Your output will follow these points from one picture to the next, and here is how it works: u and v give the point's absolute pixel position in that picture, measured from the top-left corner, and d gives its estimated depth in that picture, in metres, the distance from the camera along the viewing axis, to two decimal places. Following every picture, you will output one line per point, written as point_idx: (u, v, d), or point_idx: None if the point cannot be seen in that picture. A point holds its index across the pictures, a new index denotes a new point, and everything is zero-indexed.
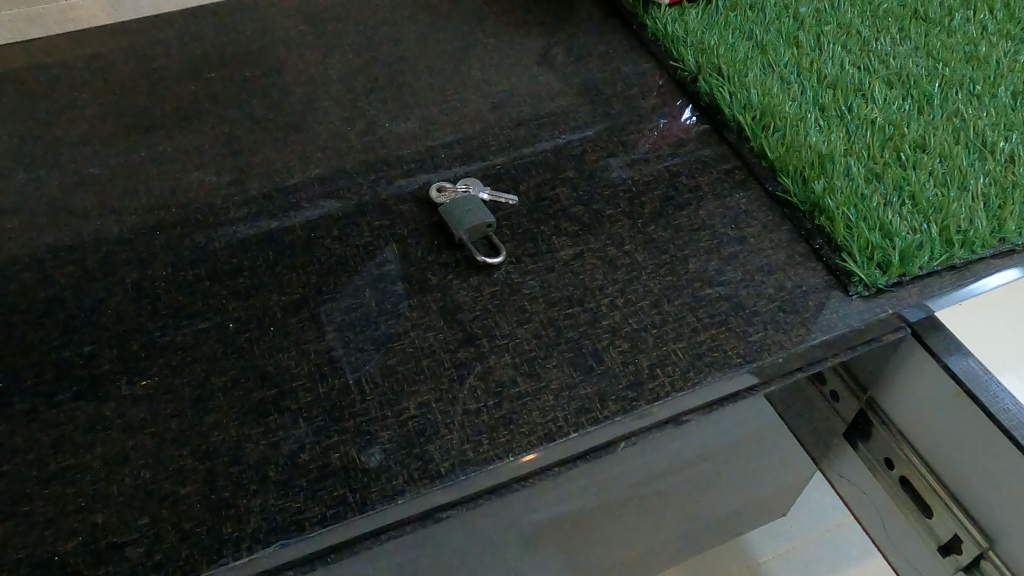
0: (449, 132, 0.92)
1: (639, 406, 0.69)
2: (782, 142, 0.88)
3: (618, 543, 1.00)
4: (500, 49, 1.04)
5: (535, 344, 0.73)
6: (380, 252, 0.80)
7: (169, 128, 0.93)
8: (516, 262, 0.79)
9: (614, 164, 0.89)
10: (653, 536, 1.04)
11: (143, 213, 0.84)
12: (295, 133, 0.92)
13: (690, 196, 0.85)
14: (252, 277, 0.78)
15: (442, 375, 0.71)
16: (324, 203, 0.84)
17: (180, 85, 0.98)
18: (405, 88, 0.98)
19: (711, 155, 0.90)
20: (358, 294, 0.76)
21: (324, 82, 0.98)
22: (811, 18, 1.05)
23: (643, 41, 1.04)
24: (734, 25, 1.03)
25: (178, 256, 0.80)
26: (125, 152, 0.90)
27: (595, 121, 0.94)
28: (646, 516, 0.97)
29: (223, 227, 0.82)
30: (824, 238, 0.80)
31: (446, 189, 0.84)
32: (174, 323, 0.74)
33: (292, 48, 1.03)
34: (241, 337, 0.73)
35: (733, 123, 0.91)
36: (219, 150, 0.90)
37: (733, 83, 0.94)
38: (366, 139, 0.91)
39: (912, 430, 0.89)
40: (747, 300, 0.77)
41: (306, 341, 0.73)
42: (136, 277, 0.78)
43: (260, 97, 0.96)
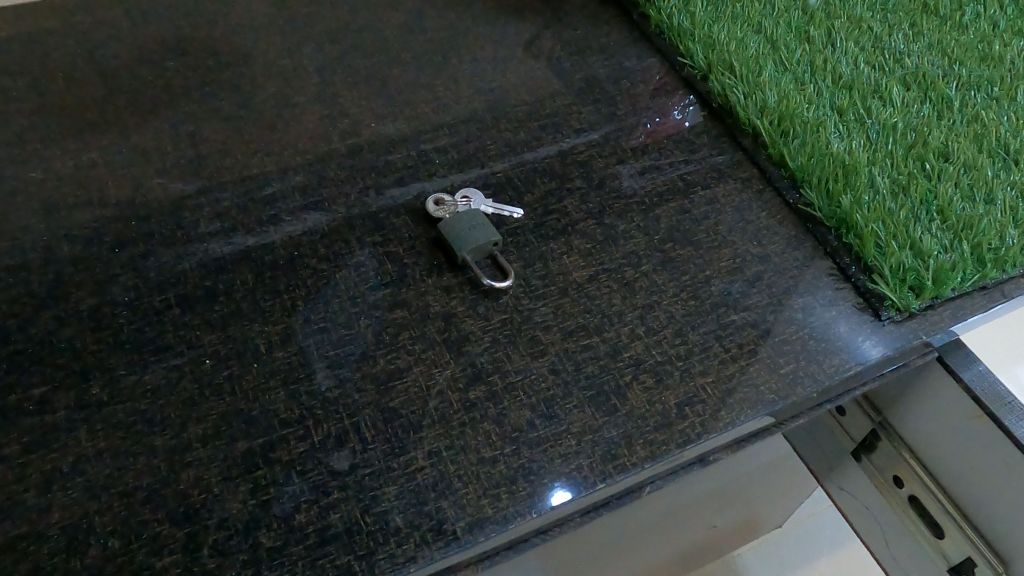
0: (443, 134, 0.84)
1: (670, 450, 0.63)
2: (803, 150, 0.82)
3: (642, 549, 0.89)
4: (492, 38, 0.95)
5: (552, 381, 0.66)
6: (375, 274, 0.72)
7: (124, 126, 0.82)
8: (525, 286, 0.72)
9: (624, 172, 0.82)
10: (673, 546, 0.97)
11: (98, 227, 0.74)
12: (270, 135, 0.83)
13: (706, 208, 0.79)
14: (230, 304, 0.69)
15: (452, 419, 0.63)
16: (307, 216, 0.76)
17: (134, 74, 0.87)
18: (391, 82, 0.89)
19: (726, 161, 0.83)
20: (352, 324, 0.68)
21: (299, 75, 0.89)
22: (821, 11, 0.98)
23: (645, 33, 0.96)
24: (742, 17, 0.96)
25: (142, 278, 0.70)
26: (74, 153, 0.79)
27: (600, 123, 0.86)
28: (677, 529, 0.89)
29: (193, 244, 0.73)
30: (852, 257, 0.75)
31: (445, 201, 0.77)
32: (142, 359, 0.65)
33: (260, 34, 0.93)
34: (221, 376, 0.65)
35: (749, 127, 0.85)
36: (183, 152, 0.80)
37: (747, 83, 0.88)
38: (351, 142, 0.82)
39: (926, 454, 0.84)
40: (776, 327, 0.71)
41: (295, 380, 0.65)
42: (94, 303, 0.68)
43: (228, 90, 0.86)
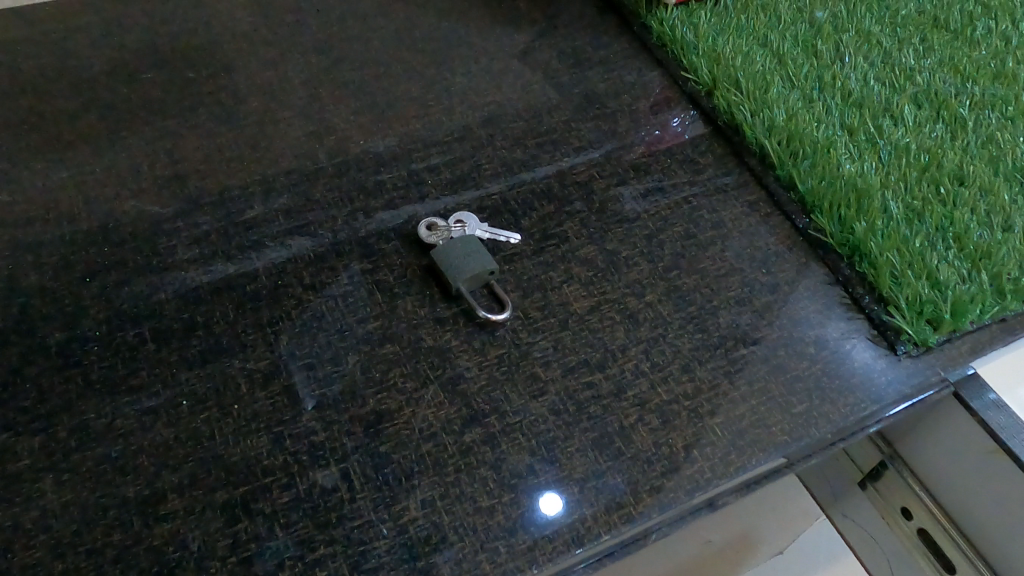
0: (435, 152, 0.80)
1: (678, 498, 0.60)
2: (813, 172, 0.78)
3: None
4: (486, 49, 0.91)
5: (553, 422, 0.62)
6: (364, 305, 0.67)
7: (97, 143, 0.77)
8: (523, 318, 0.68)
9: (626, 194, 0.78)
10: None
11: (68, 254, 0.69)
12: (252, 153, 0.78)
13: (712, 233, 0.76)
14: (209, 339, 0.64)
15: (446, 465, 0.59)
16: (292, 241, 0.71)
17: (109, 87, 0.82)
18: (381, 96, 0.84)
19: (733, 183, 0.80)
20: (339, 360, 0.64)
21: (284, 88, 0.84)
22: (829, 24, 0.94)
23: (647, 45, 0.93)
24: (747, 29, 0.92)
25: (114, 310, 0.66)
26: (43, 174, 0.74)
27: (601, 141, 0.82)
28: None
29: (169, 273, 0.68)
30: (865, 287, 0.72)
31: (438, 226, 0.72)
32: (113, 400, 0.61)
33: (243, 44, 0.88)
34: (199, 419, 0.60)
35: (756, 147, 0.82)
36: (160, 172, 0.76)
37: (754, 100, 0.84)
38: (338, 160, 0.78)
39: (935, 493, 0.73)
40: (787, 363, 0.67)
41: (278, 423, 0.60)
42: (62, 338, 0.64)
43: (208, 104, 0.82)
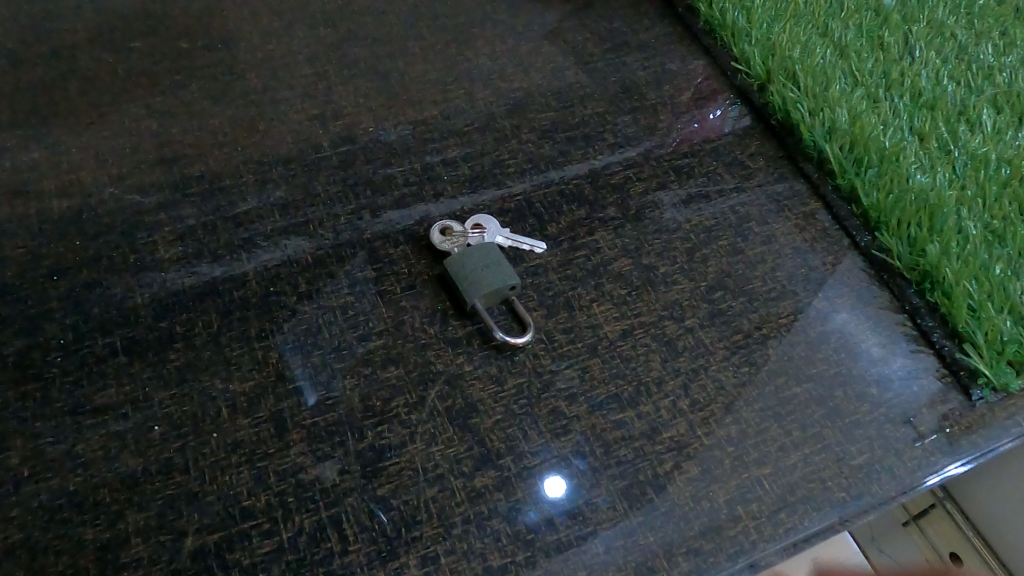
0: (454, 144, 0.71)
1: (718, 564, 0.52)
2: (879, 183, 0.69)
3: None
4: (514, 27, 0.82)
5: (576, 467, 0.54)
6: (366, 320, 0.59)
7: (75, 120, 0.69)
8: (546, 342, 0.59)
9: (666, 200, 0.69)
10: None
11: (34, 247, 0.61)
12: (248, 138, 0.70)
13: (761, 249, 0.67)
14: (188, 353, 0.57)
15: (453, 514, 0.52)
16: (287, 242, 0.63)
17: (93, 56, 0.74)
18: (394, 77, 0.75)
19: (786, 192, 0.71)
20: (335, 384, 0.56)
21: (287, 64, 0.75)
22: (898, 12, 0.84)
23: (693, 30, 0.83)
24: (806, 15, 0.82)
25: (83, 315, 0.58)
26: (12, 152, 0.66)
27: (639, 137, 0.73)
28: None
29: (147, 274, 0.60)
30: (936, 320, 0.63)
31: (452, 231, 0.64)
32: (75, 423, 0.53)
33: (244, 12, 0.79)
34: (171, 448, 0.53)
35: (814, 152, 0.73)
36: (143, 156, 0.67)
37: (813, 98, 0.75)
38: (343, 150, 0.69)
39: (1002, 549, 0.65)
40: (846, 406, 0.59)
41: (262, 457, 0.53)
42: (21, 346, 0.56)
43: (202, 80, 0.73)
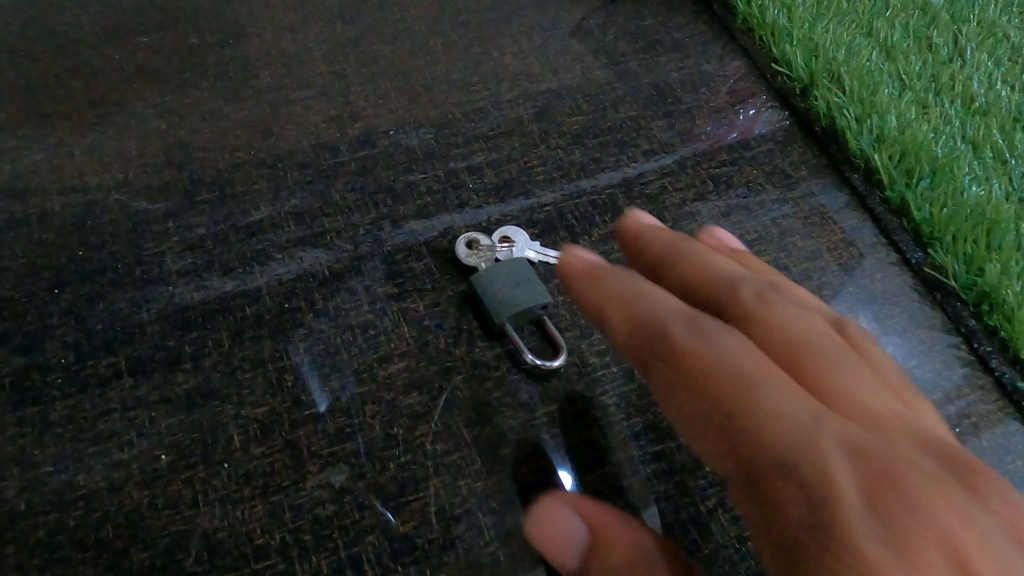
0: (479, 149, 0.67)
1: None
2: (933, 196, 0.65)
3: None
4: (541, 23, 0.77)
5: (614, 503, 0.51)
6: (387, 340, 0.56)
7: (79, 121, 0.65)
8: (580, 365, 0.56)
9: (705, 212, 0.65)
10: None
11: (34, 257, 0.57)
12: (261, 141, 0.66)
13: (805, 266, 0.63)
14: (197, 375, 0.53)
15: (482, 556, 0.48)
16: (303, 253, 0.59)
17: (97, 52, 0.70)
18: (416, 77, 0.71)
19: (831, 204, 0.67)
20: (355, 411, 0.52)
21: (302, 62, 0.71)
22: (947, 11, 0.79)
23: (729, 28, 0.79)
24: (849, 14, 0.78)
25: (86, 332, 0.54)
26: (12, 155, 0.62)
27: (674, 143, 0.69)
28: None
29: (155, 287, 0.57)
30: (995, 345, 0.60)
31: (479, 244, 0.60)
32: (76, 451, 0.49)
33: (257, 6, 0.75)
34: (179, 479, 0.49)
35: (861, 161, 0.69)
36: (151, 160, 0.64)
37: (859, 103, 0.71)
38: (363, 154, 0.65)
39: None
40: None
41: (277, 490, 0.49)
42: (19, 366, 0.52)
43: (213, 78, 0.69)
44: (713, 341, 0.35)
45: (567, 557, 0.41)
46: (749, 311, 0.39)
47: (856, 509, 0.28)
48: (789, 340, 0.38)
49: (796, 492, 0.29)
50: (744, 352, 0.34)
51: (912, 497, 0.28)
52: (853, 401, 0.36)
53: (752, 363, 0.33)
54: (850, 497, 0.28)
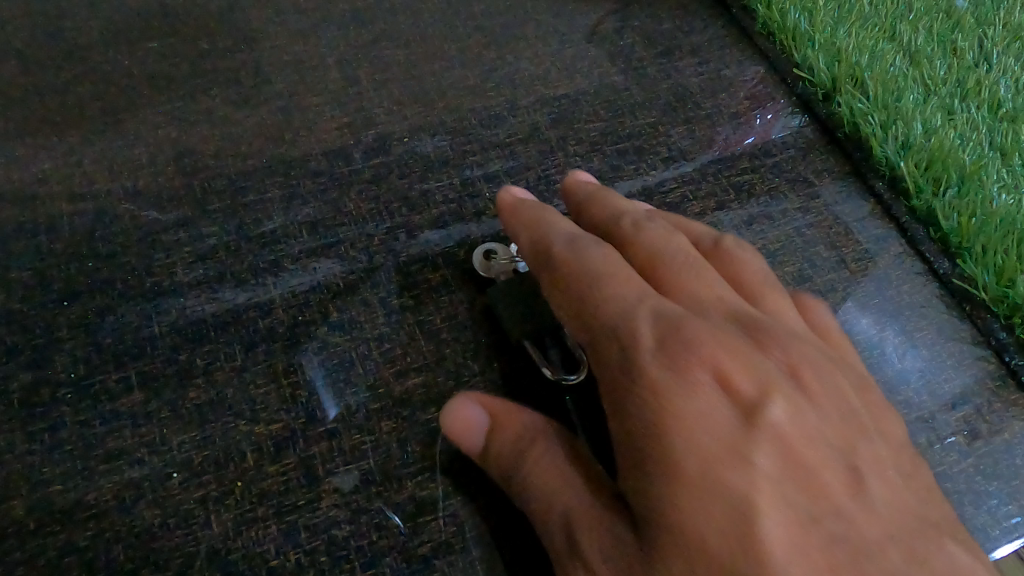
0: (495, 157, 0.66)
1: None
2: (961, 205, 0.65)
3: None
4: (557, 27, 0.76)
5: None
6: (403, 355, 0.54)
7: (88, 128, 0.64)
8: None
9: (726, 221, 0.63)
10: None
11: (42, 269, 0.56)
12: (274, 148, 0.65)
13: (830, 276, 0.62)
14: (210, 390, 0.52)
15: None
16: (316, 264, 0.58)
17: (107, 57, 0.69)
18: (430, 82, 0.70)
19: (854, 212, 0.65)
20: (371, 428, 0.51)
21: (315, 68, 0.70)
22: (971, 14, 0.78)
23: (748, 32, 0.77)
24: (871, 17, 0.76)
25: (96, 345, 0.53)
26: (20, 164, 0.61)
27: (694, 151, 0.68)
28: None
29: (166, 299, 0.56)
30: None
31: (497, 255, 0.59)
32: (86, 469, 0.48)
33: (269, 10, 0.74)
34: (192, 499, 0.48)
35: (886, 169, 0.67)
36: (161, 168, 0.62)
37: (884, 109, 0.70)
38: (377, 162, 0.64)
39: None
40: (932, 456, 0.54)
41: (292, 509, 0.48)
42: (28, 381, 0.51)
43: (224, 85, 0.68)
44: (582, 253, 0.45)
45: (473, 438, 0.46)
46: (626, 233, 0.49)
47: (650, 360, 0.39)
48: (655, 250, 0.47)
49: (616, 352, 0.40)
50: (596, 252, 0.45)
51: (697, 351, 0.39)
52: (701, 296, 0.44)
53: (605, 268, 0.44)
54: (638, 341, 0.40)
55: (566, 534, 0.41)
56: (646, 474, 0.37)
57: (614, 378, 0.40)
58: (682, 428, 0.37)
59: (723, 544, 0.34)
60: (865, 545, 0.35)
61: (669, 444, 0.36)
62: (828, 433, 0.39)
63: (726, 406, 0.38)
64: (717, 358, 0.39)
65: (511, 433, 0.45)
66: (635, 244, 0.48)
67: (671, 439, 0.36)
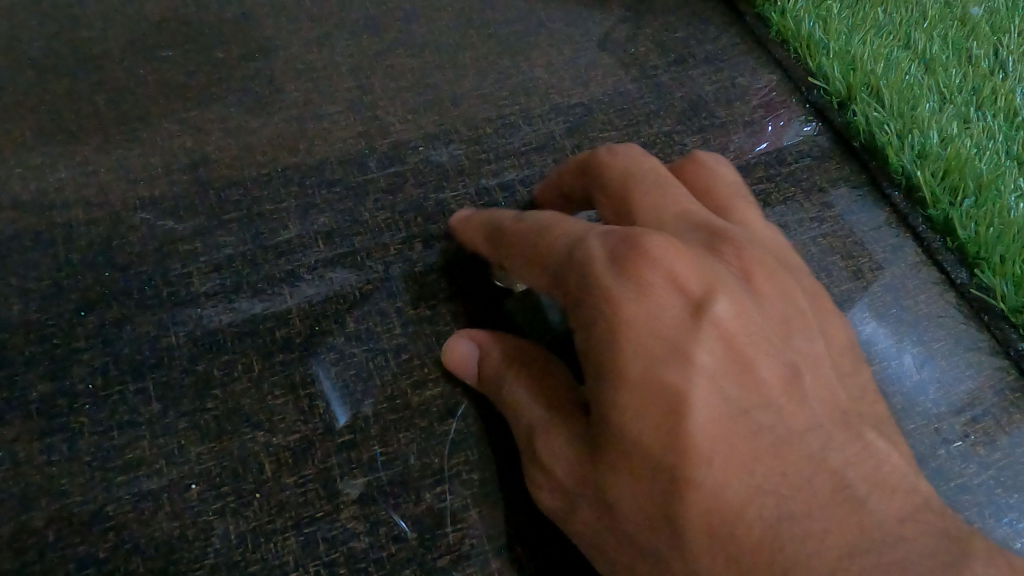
0: (510, 166, 0.66)
1: None
2: (978, 214, 0.64)
3: None
4: (571, 34, 0.76)
5: None
6: (421, 365, 0.54)
7: (104, 137, 0.64)
8: None
9: None
10: None
11: (59, 278, 0.56)
12: (289, 157, 0.65)
13: (847, 286, 0.61)
14: (228, 401, 0.52)
15: None
16: (333, 274, 0.58)
17: (122, 66, 0.69)
18: (445, 91, 0.70)
19: (871, 222, 0.65)
20: (389, 439, 0.51)
21: (330, 76, 0.70)
22: (986, 21, 0.77)
23: (762, 40, 0.77)
24: (886, 25, 0.76)
25: (113, 356, 0.53)
26: (37, 174, 0.61)
27: None
28: None
29: (183, 309, 0.56)
30: None
31: None
32: (105, 480, 0.48)
33: (283, 17, 0.74)
34: (210, 510, 0.48)
35: (902, 178, 0.67)
36: (177, 177, 0.62)
37: (899, 118, 0.69)
38: (392, 171, 0.64)
39: None
40: (951, 468, 0.54)
41: (311, 521, 0.48)
42: (46, 392, 0.51)
43: (239, 93, 0.68)
44: (530, 219, 0.49)
45: (467, 371, 0.51)
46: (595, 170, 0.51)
47: (608, 275, 0.41)
48: (624, 180, 0.49)
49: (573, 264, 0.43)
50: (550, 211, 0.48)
51: (652, 257, 0.41)
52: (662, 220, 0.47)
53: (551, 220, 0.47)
54: (594, 256, 0.42)
55: (528, 430, 0.45)
56: (598, 380, 0.40)
57: (572, 282, 0.42)
58: (633, 335, 0.39)
59: (661, 437, 0.38)
60: (788, 437, 0.39)
61: (621, 350, 0.39)
62: (767, 329, 0.43)
63: (678, 305, 0.41)
64: (670, 262, 0.41)
65: (495, 359, 0.49)
66: (607, 167, 0.51)
67: (624, 338, 0.39)
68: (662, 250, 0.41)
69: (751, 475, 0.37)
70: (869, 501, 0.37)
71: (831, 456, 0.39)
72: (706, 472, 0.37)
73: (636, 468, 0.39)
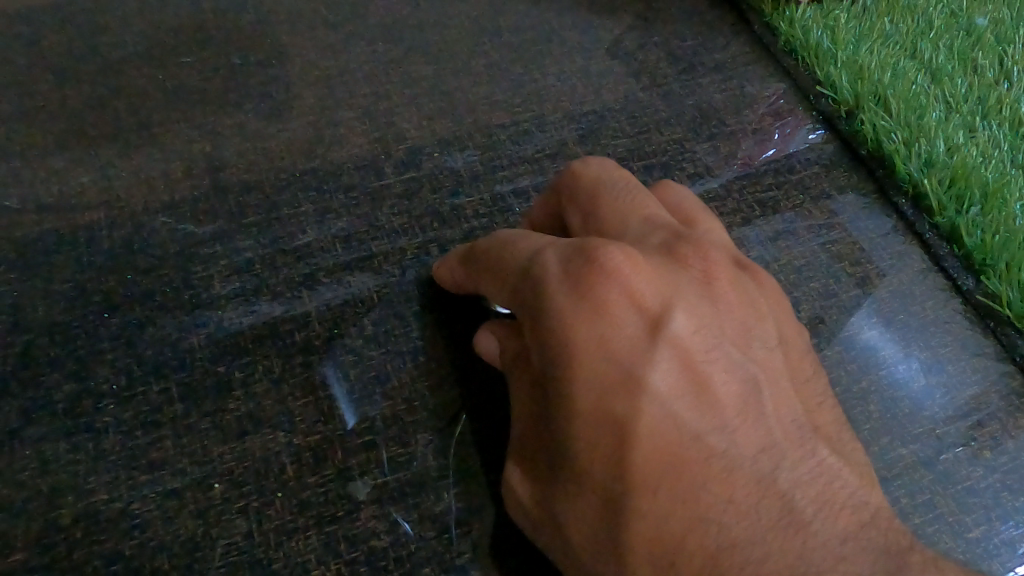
0: (524, 172, 0.67)
1: None
2: (984, 222, 0.65)
3: None
4: (583, 42, 0.77)
5: None
6: (438, 367, 0.55)
7: (125, 142, 0.65)
8: None
9: (752, 236, 0.64)
10: None
11: (83, 281, 0.57)
12: (306, 162, 0.66)
13: (854, 292, 0.62)
14: (249, 402, 0.53)
15: None
16: (351, 278, 0.59)
17: (141, 72, 0.70)
18: (459, 98, 0.71)
19: (878, 229, 0.66)
20: (408, 440, 0.52)
21: (346, 83, 0.71)
22: (991, 31, 0.78)
23: (770, 49, 0.78)
24: (892, 35, 0.77)
25: (136, 357, 0.54)
26: (60, 178, 0.62)
27: (719, 167, 0.69)
28: None
29: (205, 312, 0.57)
30: None
31: None
32: (130, 479, 0.49)
33: (299, 24, 0.75)
34: (233, 509, 0.49)
35: (909, 186, 0.68)
36: (197, 182, 0.63)
37: (906, 127, 0.71)
38: (408, 176, 0.65)
39: None
40: (958, 471, 0.55)
41: (332, 520, 0.49)
42: (72, 392, 0.52)
43: (256, 99, 0.69)
44: (497, 235, 0.51)
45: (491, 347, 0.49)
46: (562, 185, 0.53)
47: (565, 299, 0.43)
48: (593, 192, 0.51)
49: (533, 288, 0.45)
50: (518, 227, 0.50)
51: (609, 281, 0.42)
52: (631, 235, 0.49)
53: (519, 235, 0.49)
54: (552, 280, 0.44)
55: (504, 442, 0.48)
56: (557, 401, 0.42)
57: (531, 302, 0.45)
58: (586, 359, 0.41)
59: (609, 462, 0.40)
60: (739, 459, 0.40)
61: (576, 374, 0.41)
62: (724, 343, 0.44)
63: (633, 326, 0.42)
64: (627, 284, 0.43)
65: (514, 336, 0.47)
66: (578, 175, 0.52)
67: (577, 363, 0.41)
68: (622, 269, 0.43)
69: (695, 499, 0.39)
70: (812, 523, 0.38)
71: (780, 476, 0.40)
72: (649, 498, 0.39)
73: (589, 489, 0.41)
